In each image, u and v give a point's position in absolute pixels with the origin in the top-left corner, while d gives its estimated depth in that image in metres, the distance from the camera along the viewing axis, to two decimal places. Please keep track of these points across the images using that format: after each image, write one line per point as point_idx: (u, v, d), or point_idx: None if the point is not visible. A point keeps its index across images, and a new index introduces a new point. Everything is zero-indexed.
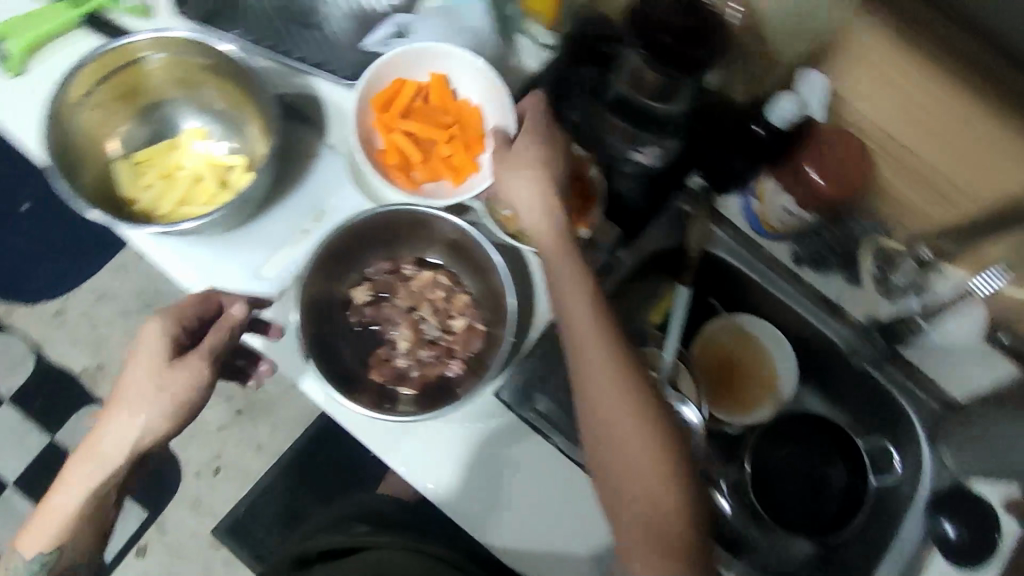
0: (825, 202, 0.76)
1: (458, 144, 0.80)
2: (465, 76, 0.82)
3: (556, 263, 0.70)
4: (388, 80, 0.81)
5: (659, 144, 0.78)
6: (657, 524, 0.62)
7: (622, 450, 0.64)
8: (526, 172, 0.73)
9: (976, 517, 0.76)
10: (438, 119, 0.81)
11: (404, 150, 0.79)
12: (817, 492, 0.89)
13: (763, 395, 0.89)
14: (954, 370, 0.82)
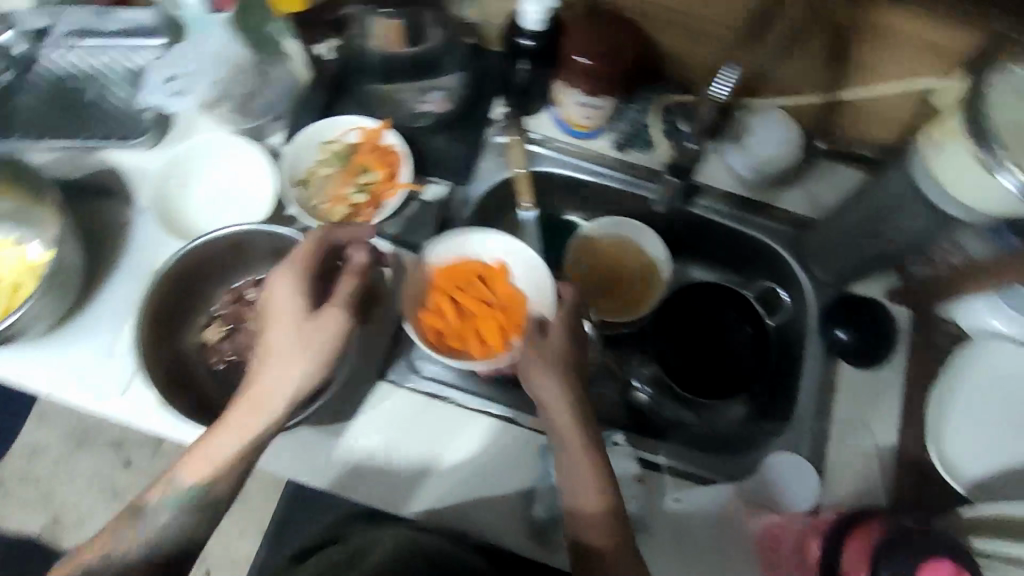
0: (604, 81, 0.79)
1: (488, 322, 0.75)
2: (526, 280, 0.77)
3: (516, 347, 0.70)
4: (451, 258, 0.77)
5: (439, 86, 0.83)
6: (590, 543, 0.64)
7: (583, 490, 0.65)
8: (558, 334, 0.69)
9: (868, 320, 0.80)
10: (497, 314, 0.75)
11: (443, 314, 0.75)
12: (730, 355, 0.89)
13: (647, 286, 0.88)
14: (804, 194, 0.86)
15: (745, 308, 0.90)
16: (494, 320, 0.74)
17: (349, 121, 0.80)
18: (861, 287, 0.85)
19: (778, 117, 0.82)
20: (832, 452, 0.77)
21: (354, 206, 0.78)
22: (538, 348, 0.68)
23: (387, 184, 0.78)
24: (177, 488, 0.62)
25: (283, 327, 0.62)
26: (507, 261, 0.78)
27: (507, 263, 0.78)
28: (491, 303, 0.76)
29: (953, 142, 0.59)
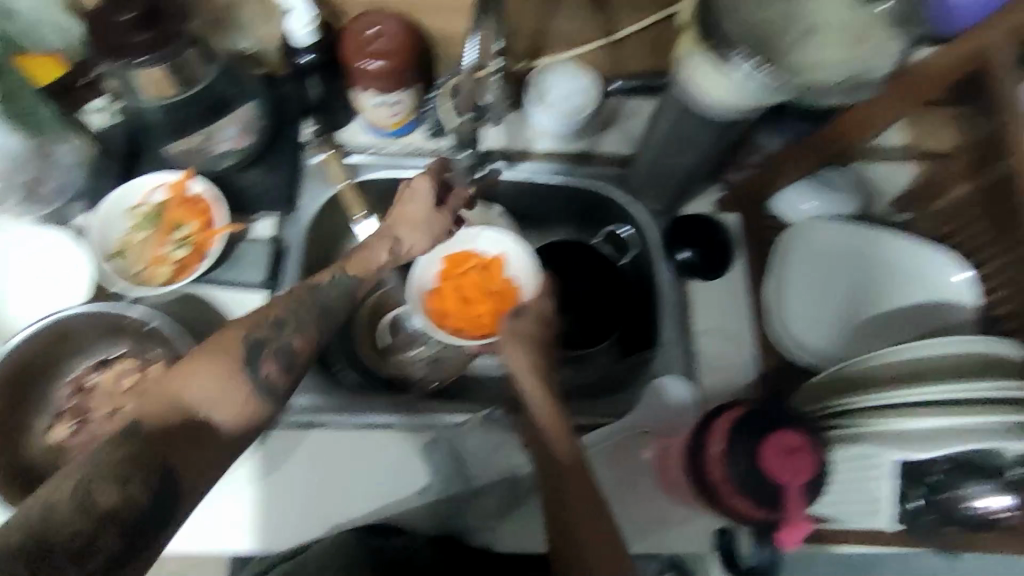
0: (398, 75, 0.79)
1: (485, 308, 0.80)
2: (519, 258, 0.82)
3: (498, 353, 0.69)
4: (460, 248, 0.83)
5: (232, 125, 0.77)
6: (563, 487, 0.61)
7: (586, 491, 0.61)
8: (528, 319, 0.71)
9: (703, 235, 0.85)
10: (491, 295, 0.80)
11: (446, 296, 0.81)
12: (582, 298, 0.91)
13: None
14: (617, 134, 0.90)
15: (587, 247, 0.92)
16: (489, 306, 0.80)
17: (153, 179, 0.77)
18: (691, 206, 0.90)
19: (573, 68, 0.85)
20: (703, 367, 0.84)
21: (178, 263, 0.76)
22: (516, 327, 0.70)
23: (206, 233, 0.76)
24: (230, 360, 0.58)
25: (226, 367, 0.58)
26: (505, 254, 0.83)
27: (505, 256, 0.83)
28: (495, 293, 0.81)
29: (691, 50, 0.67)
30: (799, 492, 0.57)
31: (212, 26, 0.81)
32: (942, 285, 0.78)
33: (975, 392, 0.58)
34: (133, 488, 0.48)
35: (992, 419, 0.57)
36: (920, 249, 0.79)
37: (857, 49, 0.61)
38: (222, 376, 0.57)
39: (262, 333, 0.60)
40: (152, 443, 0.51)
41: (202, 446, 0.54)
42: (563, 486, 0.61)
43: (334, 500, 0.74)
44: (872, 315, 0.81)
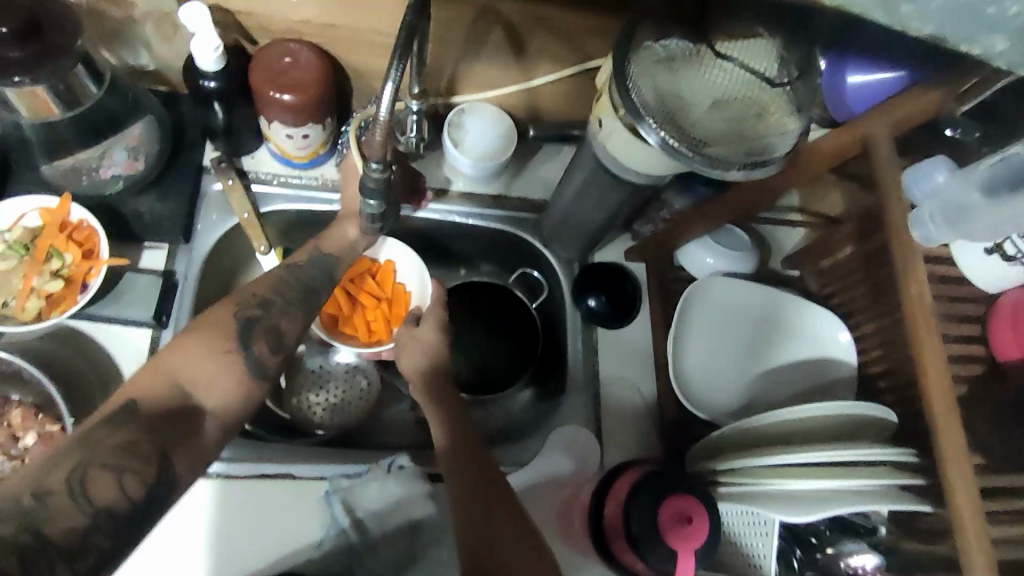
0: (310, 112, 0.75)
1: (376, 313, 0.85)
2: (410, 274, 0.87)
3: (433, 408, 0.74)
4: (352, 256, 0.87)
5: (122, 146, 0.75)
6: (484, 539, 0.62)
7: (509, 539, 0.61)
8: (430, 327, 0.80)
9: (611, 283, 0.86)
10: (383, 303, 0.85)
11: (340, 303, 0.85)
12: (491, 335, 0.93)
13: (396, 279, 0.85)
14: (533, 177, 0.91)
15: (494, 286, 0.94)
16: (380, 312, 0.85)
17: (23, 203, 0.71)
18: (601, 254, 0.91)
19: (494, 113, 0.85)
20: (603, 412, 0.84)
21: (50, 297, 0.70)
22: (416, 333, 0.80)
23: (84, 266, 0.71)
24: (222, 338, 0.63)
25: (203, 358, 0.61)
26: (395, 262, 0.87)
27: (397, 264, 0.87)
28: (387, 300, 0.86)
29: (607, 116, 0.66)
30: (693, 557, 0.59)
31: (105, 39, 0.74)
32: (826, 341, 0.84)
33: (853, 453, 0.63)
34: (129, 483, 0.52)
35: (861, 482, 0.62)
36: (806, 305, 0.85)
37: (758, 123, 0.64)
38: (215, 350, 0.62)
39: (250, 312, 0.66)
40: (151, 426, 0.55)
41: (189, 434, 0.57)
42: (494, 539, 0.61)
43: (249, 561, 0.70)
44: (762, 368, 0.85)
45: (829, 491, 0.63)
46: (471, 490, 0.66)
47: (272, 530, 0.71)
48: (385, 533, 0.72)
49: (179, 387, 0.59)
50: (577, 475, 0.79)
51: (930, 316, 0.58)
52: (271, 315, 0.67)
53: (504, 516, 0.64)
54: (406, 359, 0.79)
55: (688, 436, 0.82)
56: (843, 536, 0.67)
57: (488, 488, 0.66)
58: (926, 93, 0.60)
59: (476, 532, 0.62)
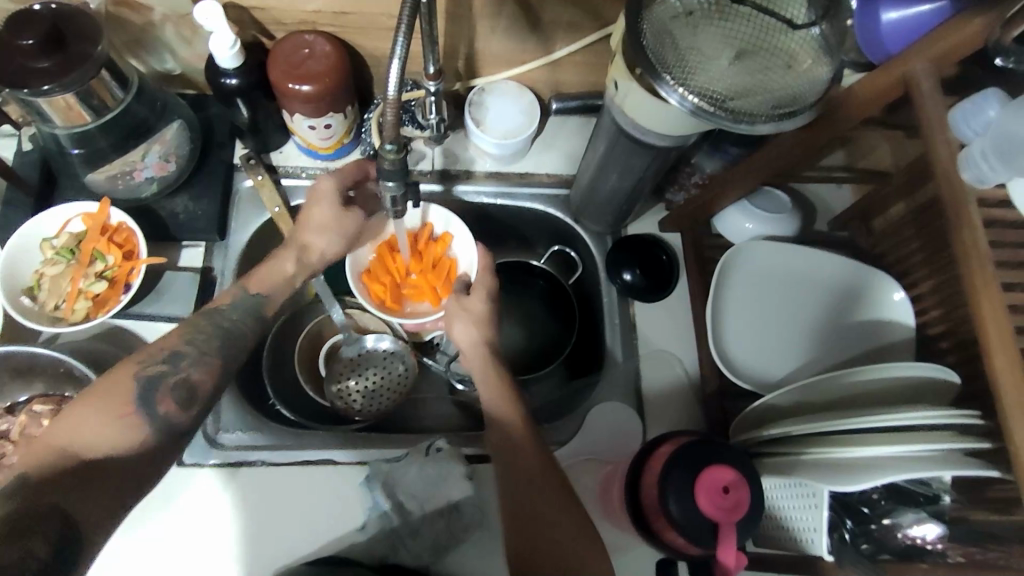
0: (329, 101, 0.75)
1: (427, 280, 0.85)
2: (458, 242, 0.84)
3: (491, 383, 0.72)
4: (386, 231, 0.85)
5: (153, 150, 0.76)
6: (532, 532, 0.63)
7: (556, 528, 0.63)
8: (480, 296, 0.78)
9: (645, 255, 0.84)
10: (432, 270, 0.85)
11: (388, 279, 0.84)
12: (526, 310, 0.95)
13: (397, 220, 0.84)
14: (559, 151, 0.89)
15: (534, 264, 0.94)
16: (429, 284, 0.85)
17: (68, 209, 0.74)
18: (635, 226, 0.89)
19: (514, 88, 0.85)
20: (642, 387, 0.81)
21: (95, 298, 0.73)
22: (465, 303, 0.78)
23: (125, 267, 0.73)
24: (121, 398, 0.59)
25: (96, 416, 0.58)
26: (451, 234, 0.84)
27: (454, 236, 0.84)
28: (437, 265, 0.85)
29: (622, 78, 0.64)
30: (734, 531, 0.56)
31: (130, 46, 0.77)
32: (879, 308, 0.78)
33: (923, 418, 0.57)
34: (31, 541, 0.47)
35: (922, 449, 0.57)
36: (855, 267, 0.80)
37: (787, 74, 0.60)
38: (113, 414, 0.58)
39: (155, 369, 0.62)
40: (40, 494, 0.51)
41: (91, 495, 0.53)
42: (538, 526, 0.63)
43: (284, 544, 0.71)
44: (808, 336, 0.81)
45: (883, 458, 0.58)
46: (520, 466, 0.66)
47: (314, 517, 0.72)
48: (425, 514, 0.72)
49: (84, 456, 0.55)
50: (617, 451, 0.78)
51: (986, 263, 0.53)
52: (181, 369, 0.63)
53: (550, 489, 0.64)
54: (459, 328, 0.76)
55: (733, 408, 0.78)
56: (901, 506, 0.62)
57: (527, 467, 0.65)
58: (972, 19, 0.55)
59: (527, 507, 0.64)
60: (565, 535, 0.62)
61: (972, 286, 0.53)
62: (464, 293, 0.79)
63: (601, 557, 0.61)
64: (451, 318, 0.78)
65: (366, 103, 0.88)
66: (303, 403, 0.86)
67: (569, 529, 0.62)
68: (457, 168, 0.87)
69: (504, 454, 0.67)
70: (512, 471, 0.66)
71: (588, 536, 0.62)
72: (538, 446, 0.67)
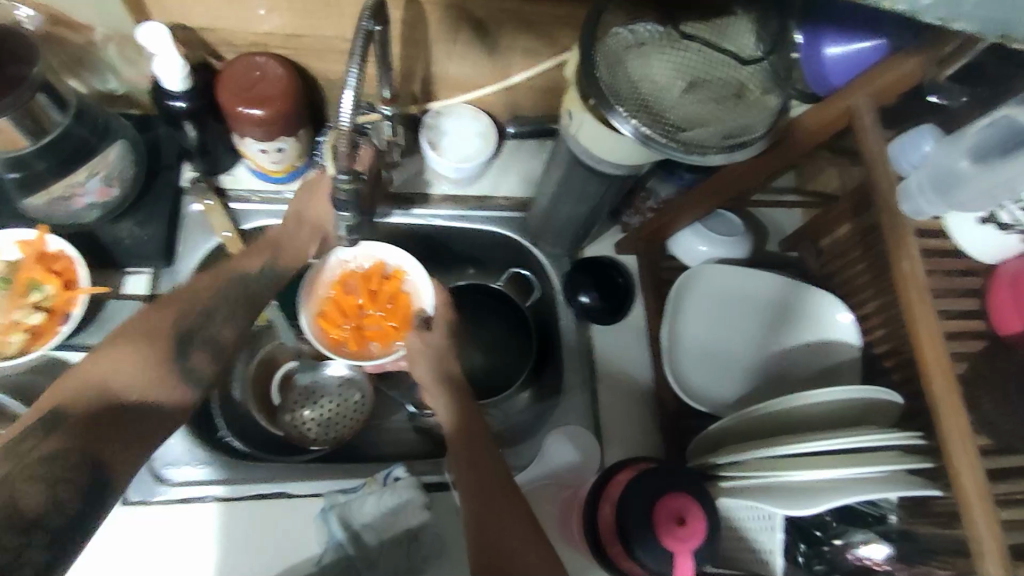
0: (282, 124, 0.73)
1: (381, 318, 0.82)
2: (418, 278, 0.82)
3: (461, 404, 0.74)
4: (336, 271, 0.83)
5: (96, 174, 0.72)
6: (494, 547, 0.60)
7: (519, 542, 0.60)
8: (441, 332, 0.79)
9: (600, 278, 0.85)
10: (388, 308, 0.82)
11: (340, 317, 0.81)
12: (482, 339, 0.93)
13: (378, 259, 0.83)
14: (516, 174, 0.89)
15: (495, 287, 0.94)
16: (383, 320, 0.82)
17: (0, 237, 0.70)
18: (591, 248, 0.89)
19: (471, 112, 0.85)
20: (601, 412, 0.82)
21: (32, 330, 0.69)
22: (427, 340, 0.78)
23: (62, 297, 0.70)
24: (156, 349, 0.63)
25: (132, 362, 0.60)
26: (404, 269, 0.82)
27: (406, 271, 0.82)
28: (393, 302, 0.82)
29: (576, 108, 0.64)
30: (690, 557, 0.57)
31: (69, 65, 0.74)
32: (826, 328, 0.80)
33: (862, 440, 0.59)
34: (63, 493, 0.51)
35: (863, 470, 0.58)
36: (801, 289, 0.82)
37: (738, 104, 0.62)
38: (149, 362, 0.61)
39: (190, 321, 0.66)
40: (80, 435, 0.54)
41: (122, 442, 0.57)
42: (502, 543, 0.60)
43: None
44: (762, 359, 0.82)
45: (828, 481, 0.60)
46: (478, 497, 0.64)
47: (268, 555, 0.70)
48: (381, 546, 0.70)
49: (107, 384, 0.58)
50: (576, 476, 0.78)
51: (925, 290, 0.55)
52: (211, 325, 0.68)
53: (516, 520, 0.62)
54: (422, 366, 0.76)
55: (689, 430, 0.79)
56: (851, 527, 0.64)
57: (487, 485, 0.65)
58: (908, 57, 0.57)
59: (489, 543, 0.60)
60: (526, 551, 0.59)
61: (913, 313, 0.55)
62: (425, 329, 0.80)
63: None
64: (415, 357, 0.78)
65: (319, 124, 0.86)
66: (255, 433, 0.84)
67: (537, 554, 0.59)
68: (414, 192, 0.87)
69: (462, 489, 0.65)
70: (474, 487, 0.65)
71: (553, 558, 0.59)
72: (500, 467, 0.67)
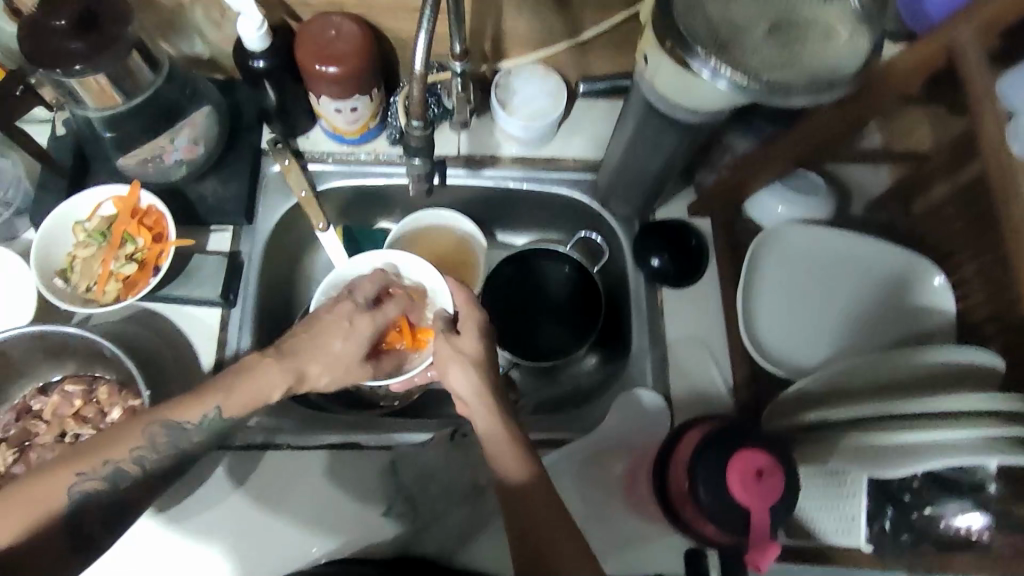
0: (356, 81, 0.75)
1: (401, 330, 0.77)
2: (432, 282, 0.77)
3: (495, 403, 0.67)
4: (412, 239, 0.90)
5: (182, 135, 0.76)
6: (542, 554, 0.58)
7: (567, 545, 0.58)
8: (471, 334, 0.71)
9: (674, 241, 0.81)
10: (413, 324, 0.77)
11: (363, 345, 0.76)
12: (554, 312, 0.90)
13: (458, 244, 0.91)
14: (585, 134, 0.88)
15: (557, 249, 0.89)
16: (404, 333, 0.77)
17: (98, 192, 0.74)
18: (663, 210, 0.87)
19: (540, 71, 0.84)
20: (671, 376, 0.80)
21: (125, 280, 0.73)
22: (456, 343, 0.71)
23: (153, 251, 0.74)
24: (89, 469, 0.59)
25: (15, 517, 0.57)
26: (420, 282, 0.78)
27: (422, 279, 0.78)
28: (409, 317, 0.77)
29: (653, 51, 0.62)
30: (767, 514, 0.55)
31: (161, 30, 0.78)
32: (922, 293, 0.75)
33: (956, 406, 0.53)
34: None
35: (957, 435, 0.52)
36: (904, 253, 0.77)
37: (825, 46, 0.58)
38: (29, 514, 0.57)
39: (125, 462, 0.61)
40: None
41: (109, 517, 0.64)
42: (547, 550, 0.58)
43: (309, 530, 0.70)
44: (846, 324, 0.78)
45: (918, 445, 0.54)
46: (524, 485, 0.61)
47: (336, 506, 0.71)
48: (449, 500, 0.72)
49: (154, 427, 0.62)
50: (644, 438, 0.76)
51: None
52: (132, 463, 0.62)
53: (565, 529, 0.58)
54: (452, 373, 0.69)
55: (765, 396, 0.77)
56: (943, 494, 0.59)
57: (519, 477, 0.61)
58: None
59: (537, 538, 0.59)
60: (575, 549, 0.57)
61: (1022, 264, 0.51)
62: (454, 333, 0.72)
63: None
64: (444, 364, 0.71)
65: (391, 86, 0.87)
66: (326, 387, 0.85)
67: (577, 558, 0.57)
68: (482, 153, 0.87)
69: (508, 485, 0.62)
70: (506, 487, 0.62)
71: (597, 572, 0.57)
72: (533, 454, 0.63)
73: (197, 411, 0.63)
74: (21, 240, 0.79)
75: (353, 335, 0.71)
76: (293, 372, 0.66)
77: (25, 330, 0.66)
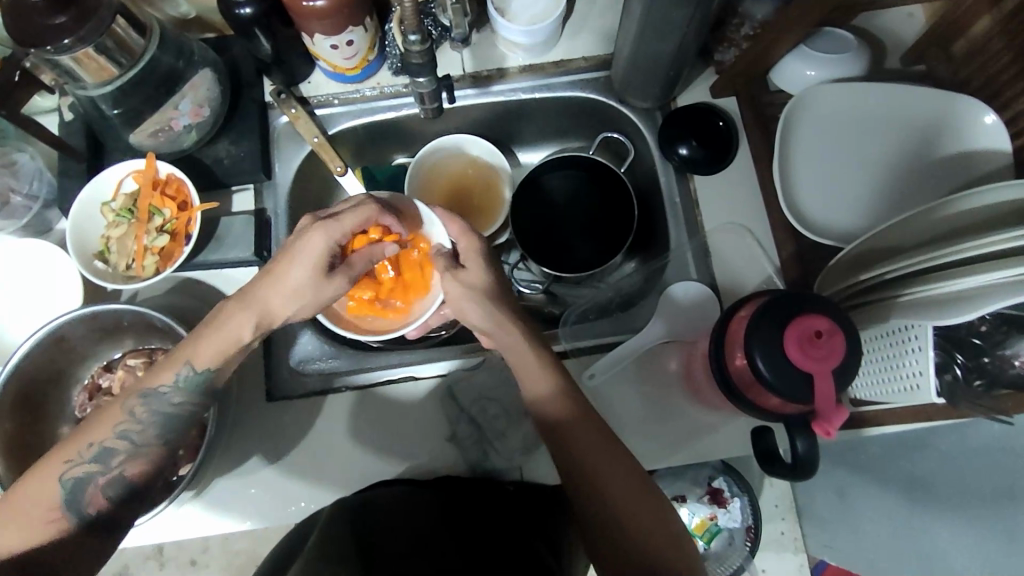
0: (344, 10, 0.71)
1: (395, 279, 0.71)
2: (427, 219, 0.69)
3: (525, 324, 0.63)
4: (429, 167, 0.89)
5: (185, 97, 0.75)
6: (590, 472, 0.58)
7: (607, 460, 0.58)
8: (478, 266, 0.65)
9: (699, 126, 0.78)
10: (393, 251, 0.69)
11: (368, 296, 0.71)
12: (586, 223, 0.89)
13: (477, 165, 0.89)
14: (589, 28, 0.84)
15: (563, 155, 0.86)
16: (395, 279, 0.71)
17: (117, 170, 0.75)
18: (685, 96, 0.83)
19: None
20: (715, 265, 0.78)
21: (161, 252, 0.74)
22: (466, 279, 0.64)
23: (180, 220, 0.74)
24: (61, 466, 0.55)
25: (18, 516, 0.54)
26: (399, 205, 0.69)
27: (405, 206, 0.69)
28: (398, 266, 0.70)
29: None
30: (830, 377, 0.54)
31: None
32: (970, 138, 0.72)
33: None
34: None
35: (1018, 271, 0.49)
36: (941, 101, 0.74)
37: None
38: (40, 521, 0.54)
39: (81, 470, 0.56)
40: None
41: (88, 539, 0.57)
42: (597, 465, 0.58)
43: (380, 462, 0.73)
44: (894, 185, 0.75)
45: (977, 289, 0.52)
46: (559, 413, 0.60)
47: (406, 437, 0.73)
48: (512, 417, 0.73)
49: (132, 401, 0.58)
50: (696, 329, 0.76)
51: None
52: (111, 467, 0.57)
53: (610, 450, 0.58)
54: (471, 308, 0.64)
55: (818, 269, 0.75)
56: (1015, 334, 0.58)
57: (564, 403, 0.60)
58: None
59: (583, 462, 0.58)
60: (623, 456, 0.59)
61: None
62: (458, 268, 0.65)
63: (659, 504, 0.57)
64: (456, 303, 0.65)
65: (384, 12, 0.83)
66: None
67: (618, 467, 0.58)
68: (487, 71, 0.83)
69: (537, 400, 0.61)
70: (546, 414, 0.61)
71: (644, 489, 0.58)
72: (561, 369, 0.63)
73: (171, 371, 0.59)
74: (56, 230, 0.81)
75: (307, 255, 0.59)
76: (255, 310, 0.60)
77: (77, 313, 0.67)
